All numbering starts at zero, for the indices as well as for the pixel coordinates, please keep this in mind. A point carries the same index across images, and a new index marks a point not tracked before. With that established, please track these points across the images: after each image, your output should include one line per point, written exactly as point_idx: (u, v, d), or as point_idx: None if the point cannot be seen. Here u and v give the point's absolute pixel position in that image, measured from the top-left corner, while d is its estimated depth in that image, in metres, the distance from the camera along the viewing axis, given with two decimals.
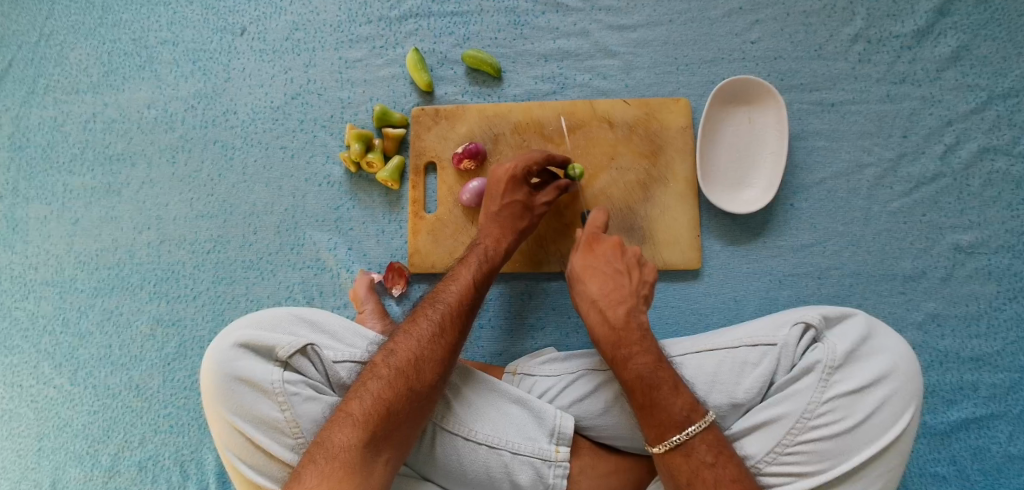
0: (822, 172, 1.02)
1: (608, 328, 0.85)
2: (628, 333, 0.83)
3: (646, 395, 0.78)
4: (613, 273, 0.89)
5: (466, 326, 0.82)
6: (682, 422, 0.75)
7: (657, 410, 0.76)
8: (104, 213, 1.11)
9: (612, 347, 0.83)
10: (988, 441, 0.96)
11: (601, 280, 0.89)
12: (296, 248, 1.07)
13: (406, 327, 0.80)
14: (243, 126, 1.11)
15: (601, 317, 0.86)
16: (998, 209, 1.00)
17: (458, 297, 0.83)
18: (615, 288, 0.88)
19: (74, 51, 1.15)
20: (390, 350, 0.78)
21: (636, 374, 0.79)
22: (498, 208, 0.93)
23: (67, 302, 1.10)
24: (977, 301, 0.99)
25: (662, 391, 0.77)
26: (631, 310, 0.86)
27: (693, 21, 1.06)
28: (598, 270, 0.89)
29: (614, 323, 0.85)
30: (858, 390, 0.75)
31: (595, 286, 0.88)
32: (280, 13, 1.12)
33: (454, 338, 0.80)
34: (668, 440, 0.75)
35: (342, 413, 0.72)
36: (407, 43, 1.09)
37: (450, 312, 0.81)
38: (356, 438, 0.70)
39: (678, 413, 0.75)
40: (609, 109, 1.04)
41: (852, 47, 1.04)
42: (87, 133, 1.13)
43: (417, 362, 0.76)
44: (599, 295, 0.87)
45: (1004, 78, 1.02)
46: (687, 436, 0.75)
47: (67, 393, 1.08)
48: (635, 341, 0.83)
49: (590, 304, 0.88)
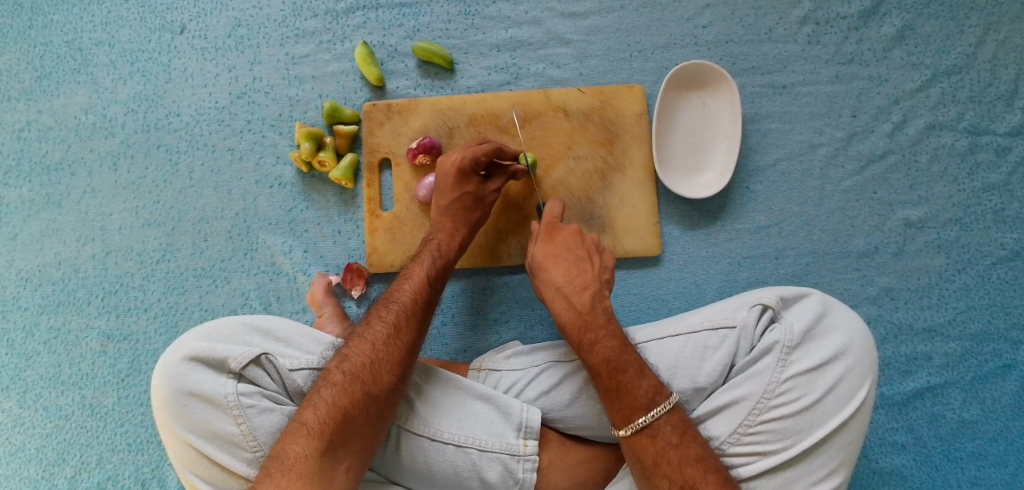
0: (776, 154, 1.03)
1: (574, 311, 0.85)
2: (594, 317, 0.84)
3: (611, 378, 0.78)
4: (576, 259, 0.89)
5: (423, 320, 0.81)
6: (648, 405, 0.75)
7: (623, 393, 0.76)
8: (44, 226, 1.06)
9: (579, 331, 0.83)
10: (943, 409, 0.99)
11: (565, 267, 0.89)
12: (250, 253, 1.04)
13: (361, 331, 0.78)
14: (188, 129, 1.07)
15: (566, 302, 0.86)
16: (945, 184, 1.02)
17: (413, 295, 0.81)
18: (580, 272, 0.88)
19: (3, 56, 1.09)
20: (344, 355, 0.76)
21: (603, 357, 0.79)
22: (448, 202, 0.91)
23: (11, 322, 1.05)
24: (927, 274, 1.01)
25: (628, 374, 0.78)
26: (596, 296, 0.86)
27: (645, 7, 1.06)
28: (561, 258, 0.89)
29: (580, 308, 0.85)
30: (816, 367, 0.76)
31: (559, 272, 0.88)
32: (222, 9, 1.08)
33: (411, 335, 0.78)
34: (635, 422, 0.75)
35: (296, 423, 0.70)
36: (355, 36, 1.06)
37: (405, 311, 0.80)
38: (313, 448, 0.68)
39: (643, 395, 0.76)
40: (563, 98, 1.03)
41: (801, 29, 1.05)
42: (21, 143, 1.08)
43: (373, 365, 0.74)
44: (564, 281, 0.87)
45: (947, 56, 1.04)
46: (653, 418, 0.75)
47: (16, 417, 1.03)
48: (601, 324, 0.83)
49: (555, 292, 0.87)
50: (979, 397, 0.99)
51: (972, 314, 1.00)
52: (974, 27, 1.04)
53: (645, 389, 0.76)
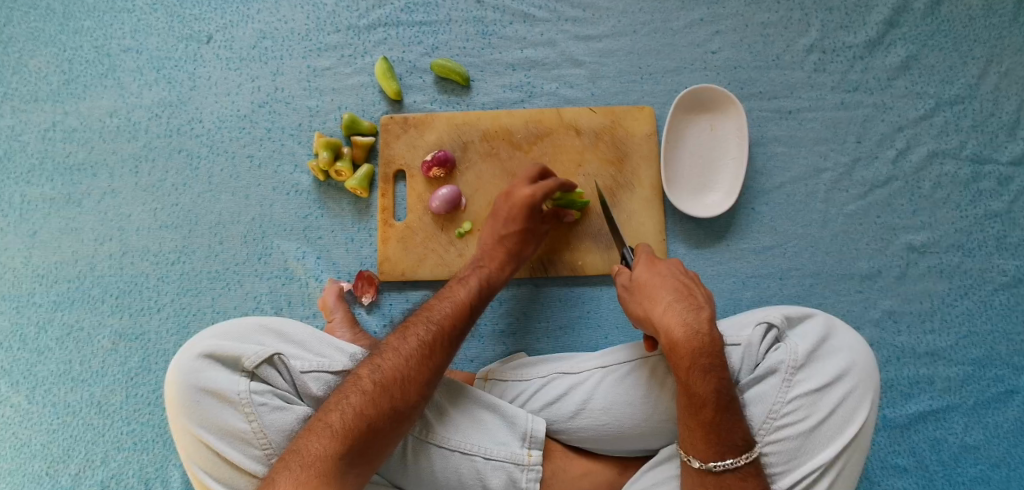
0: (781, 177, 1.06)
1: (693, 333, 0.75)
2: (711, 341, 0.75)
3: (716, 412, 0.72)
4: (684, 284, 0.81)
5: (454, 343, 0.80)
6: (741, 446, 0.72)
7: (722, 429, 0.72)
8: (64, 224, 1.09)
9: (694, 355, 0.74)
10: (945, 433, 0.99)
11: (674, 289, 0.80)
12: (264, 258, 1.06)
13: (395, 342, 0.78)
14: (208, 135, 1.10)
15: (682, 320, 0.76)
16: (948, 210, 1.04)
17: (454, 317, 0.82)
18: (691, 295, 0.80)
19: (33, 59, 1.13)
20: (376, 364, 0.75)
21: (715, 389, 0.72)
22: (504, 229, 0.93)
23: (26, 318, 1.07)
24: (930, 298, 1.02)
25: (732, 413, 0.73)
26: (712, 318, 0.78)
27: (656, 32, 1.09)
28: (668, 282, 0.81)
29: (698, 329, 0.75)
30: (819, 388, 0.77)
31: (668, 293, 0.80)
32: (248, 21, 1.12)
33: (445, 357, 0.79)
34: (722, 461, 0.72)
35: (321, 423, 0.70)
36: (376, 52, 1.10)
37: (445, 331, 0.80)
38: (334, 450, 0.68)
39: (739, 437, 0.73)
40: (575, 117, 1.05)
41: (807, 57, 1.08)
42: (46, 142, 1.11)
43: (404, 382, 0.74)
44: (675, 302, 0.79)
45: (951, 86, 1.07)
46: (740, 462, 0.72)
47: (25, 412, 1.04)
48: (716, 350, 0.75)
49: (668, 309, 0.78)
50: (981, 423, 0.99)
51: (974, 339, 1.01)
52: (977, 58, 1.07)
53: (742, 431, 0.73)
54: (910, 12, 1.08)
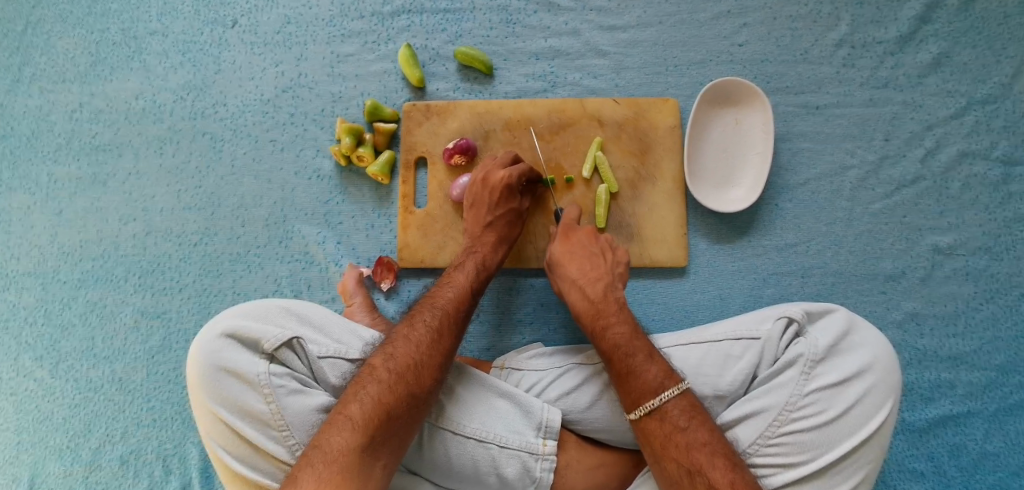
0: (806, 174, 1.04)
1: (587, 301, 0.88)
2: (606, 305, 0.87)
3: (622, 362, 0.80)
4: (589, 255, 0.92)
5: (460, 328, 0.83)
6: (657, 389, 0.76)
7: (632, 376, 0.78)
8: (89, 204, 1.10)
9: (592, 318, 0.86)
10: (965, 438, 0.98)
11: (579, 262, 0.92)
12: (285, 241, 1.07)
13: (404, 332, 0.79)
14: (232, 118, 1.11)
15: (581, 293, 0.89)
16: (976, 212, 1.02)
17: (455, 305, 0.84)
18: (593, 266, 0.91)
19: (62, 40, 1.14)
20: (389, 353, 0.76)
21: (614, 342, 0.82)
22: (492, 217, 0.94)
23: (50, 294, 1.08)
24: (954, 301, 1.01)
25: (638, 358, 0.80)
26: (609, 286, 0.90)
27: (682, 23, 1.08)
28: (575, 255, 0.92)
29: (593, 298, 0.88)
30: (839, 382, 0.76)
31: (574, 267, 0.91)
32: (273, 6, 1.12)
33: (451, 341, 0.80)
34: (643, 405, 0.76)
35: (340, 416, 0.70)
36: (399, 39, 1.10)
37: (447, 317, 0.82)
38: (356, 442, 0.68)
39: (653, 381, 0.77)
40: (598, 107, 1.05)
41: (836, 52, 1.06)
42: (73, 123, 1.12)
43: (417, 367, 0.75)
44: (579, 275, 0.90)
45: (984, 85, 1.04)
46: (661, 402, 0.75)
47: (48, 386, 1.06)
48: (613, 311, 0.86)
49: (570, 284, 0.91)
50: (1003, 429, 0.98)
51: (999, 344, 1.00)
52: (1012, 57, 1.04)
53: (655, 374, 0.78)
54: (943, 8, 1.06)
